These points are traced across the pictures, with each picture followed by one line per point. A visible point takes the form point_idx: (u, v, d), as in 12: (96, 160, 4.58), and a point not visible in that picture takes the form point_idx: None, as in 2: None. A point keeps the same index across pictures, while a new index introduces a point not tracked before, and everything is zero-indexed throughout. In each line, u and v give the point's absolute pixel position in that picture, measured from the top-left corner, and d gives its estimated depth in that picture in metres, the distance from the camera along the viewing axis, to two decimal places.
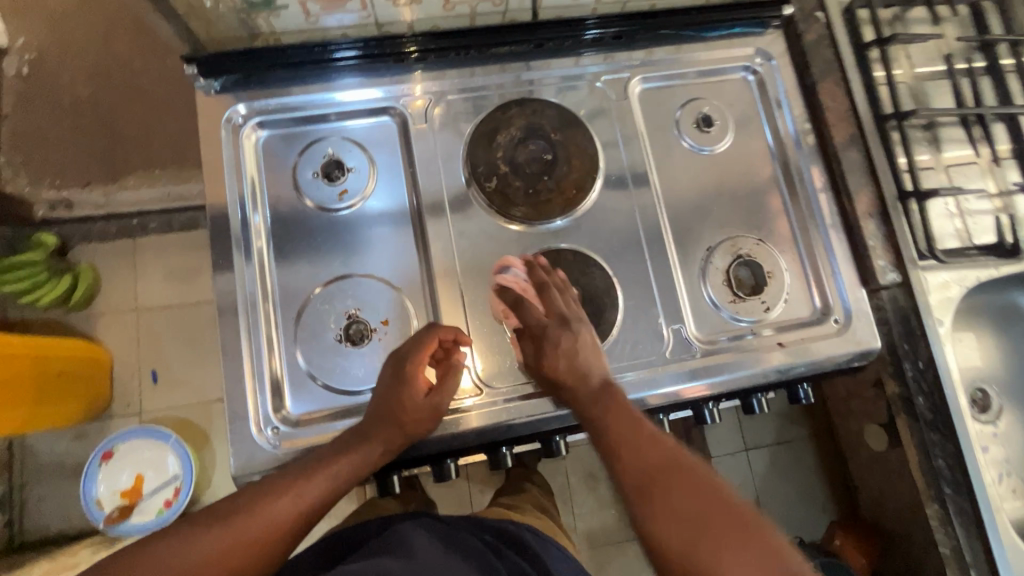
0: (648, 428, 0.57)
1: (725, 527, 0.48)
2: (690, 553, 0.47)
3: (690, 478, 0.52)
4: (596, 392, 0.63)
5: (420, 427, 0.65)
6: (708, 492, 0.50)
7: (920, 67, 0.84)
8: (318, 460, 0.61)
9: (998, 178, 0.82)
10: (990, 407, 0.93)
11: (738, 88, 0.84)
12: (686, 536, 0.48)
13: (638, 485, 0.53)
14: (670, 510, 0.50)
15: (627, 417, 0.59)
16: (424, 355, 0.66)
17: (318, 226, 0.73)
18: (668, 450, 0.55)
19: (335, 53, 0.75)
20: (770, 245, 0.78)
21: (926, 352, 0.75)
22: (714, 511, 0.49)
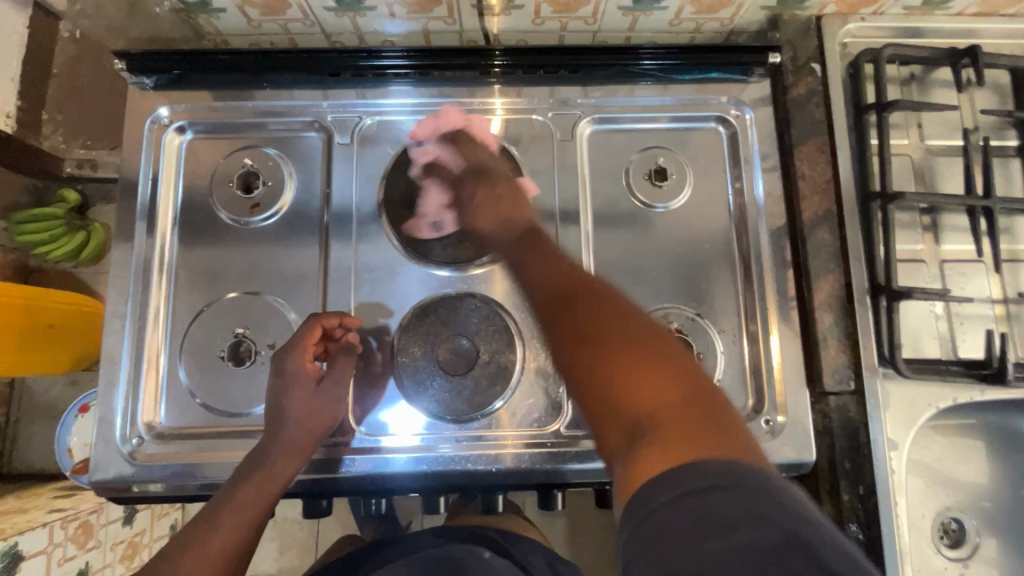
0: (565, 262, 0.52)
1: (621, 344, 0.43)
2: (586, 373, 0.43)
3: (592, 303, 0.46)
4: (520, 233, 0.60)
5: (319, 420, 0.63)
6: (611, 314, 0.45)
7: (931, 140, 0.72)
8: (227, 495, 0.60)
9: (1006, 282, 0.69)
10: (968, 540, 0.79)
11: (708, 140, 0.74)
12: (574, 345, 0.45)
13: (554, 322, 0.48)
14: (574, 333, 0.45)
15: (550, 257, 0.54)
16: (307, 344, 0.63)
17: (225, 238, 0.71)
18: (588, 279, 0.50)
19: (376, 61, 0.72)
20: (707, 324, 0.68)
21: (869, 476, 0.65)
22: (612, 328, 0.44)
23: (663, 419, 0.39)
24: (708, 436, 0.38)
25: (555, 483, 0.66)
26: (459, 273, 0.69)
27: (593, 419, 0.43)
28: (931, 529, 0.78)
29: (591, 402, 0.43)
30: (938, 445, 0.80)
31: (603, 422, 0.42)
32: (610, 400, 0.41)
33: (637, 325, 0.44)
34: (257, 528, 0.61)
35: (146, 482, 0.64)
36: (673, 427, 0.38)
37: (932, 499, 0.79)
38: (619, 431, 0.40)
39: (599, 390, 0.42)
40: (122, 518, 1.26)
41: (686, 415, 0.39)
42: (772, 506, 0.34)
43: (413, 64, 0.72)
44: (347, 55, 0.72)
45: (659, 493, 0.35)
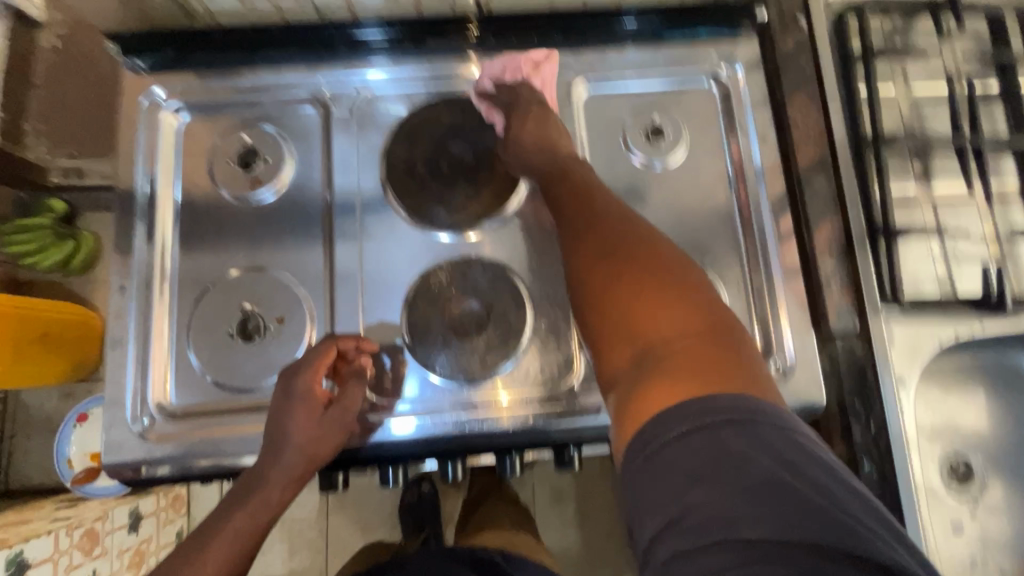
0: (604, 196, 0.54)
1: (649, 267, 0.46)
2: (607, 292, 0.46)
3: (622, 230, 0.49)
4: (558, 160, 0.60)
5: (323, 447, 0.62)
6: (641, 243, 0.48)
7: (918, 87, 0.74)
8: (221, 516, 0.61)
9: (999, 219, 0.71)
10: (972, 481, 0.80)
11: (702, 98, 0.74)
12: (590, 268, 0.48)
13: (578, 246, 0.50)
14: (595, 254, 0.48)
15: (580, 185, 0.56)
16: (319, 367, 0.62)
17: (228, 216, 0.71)
18: (615, 210, 0.52)
19: (366, 32, 0.73)
20: (711, 276, 0.69)
21: (879, 413, 0.66)
22: (640, 254, 0.47)
23: (677, 342, 0.42)
24: (711, 370, 0.40)
25: (569, 441, 0.66)
26: (462, 238, 0.69)
27: (600, 337, 0.46)
28: (937, 468, 0.79)
29: (606, 320, 0.45)
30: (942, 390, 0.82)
31: (612, 340, 0.45)
32: (627, 320, 0.44)
33: (657, 256, 0.47)
34: (245, 557, 0.61)
35: (159, 462, 0.63)
36: (676, 358, 0.41)
37: (937, 442, 0.81)
38: (629, 352, 0.43)
39: (615, 309, 0.45)
40: (128, 525, 1.24)
41: (695, 341, 0.42)
42: (793, 449, 0.37)
43: (403, 33, 0.73)
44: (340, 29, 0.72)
45: (666, 427, 0.38)
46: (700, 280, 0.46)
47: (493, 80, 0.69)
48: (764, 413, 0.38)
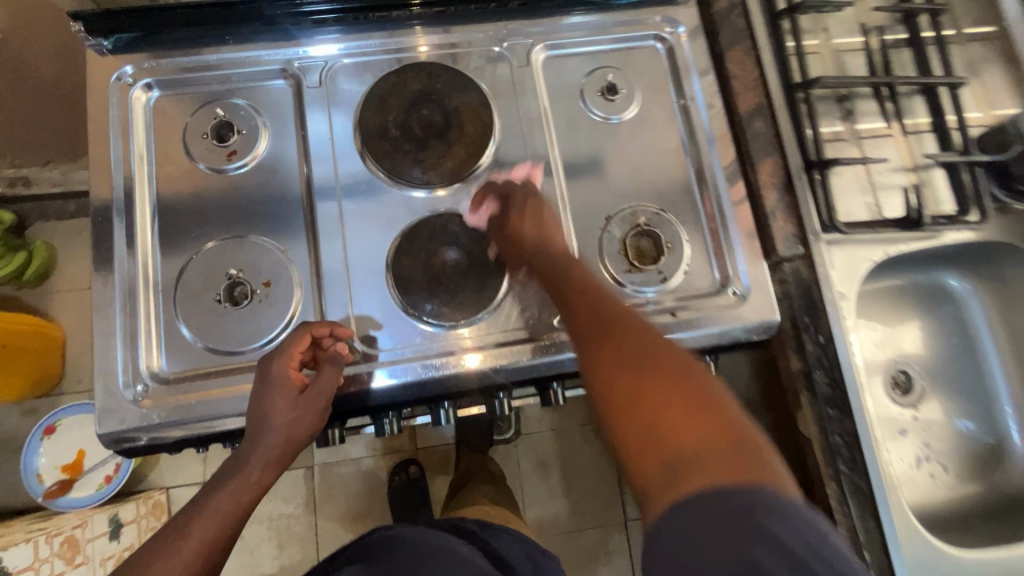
0: (607, 297, 0.56)
1: (676, 375, 0.45)
2: (632, 397, 0.45)
3: (646, 341, 0.49)
4: (562, 260, 0.63)
5: (301, 427, 0.64)
6: (662, 350, 0.48)
7: (837, 39, 0.83)
8: (207, 494, 0.64)
9: (914, 151, 0.80)
10: (913, 390, 0.89)
11: (650, 57, 0.81)
12: (608, 368, 0.48)
13: (594, 346, 0.51)
14: (612, 355, 0.49)
15: (590, 290, 0.58)
16: (293, 352, 0.64)
17: (206, 188, 0.73)
18: (626, 314, 0.54)
19: (307, 6, 0.74)
20: (671, 216, 0.75)
21: (827, 326, 0.74)
22: (666, 362, 0.47)
23: (710, 447, 0.40)
24: (740, 461, 0.39)
25: (552, 376, 0.72)
26: (438, 194, 0.73)
27: (624, 446, 0.44)
28: (879, 379, 0.89)
29: (631, 425, 0.44)
30: (883, 310, 0.91)
31: (637, 447, 0.43)
32: (653, 424, 0.43)
33: (672, 354, 0.47)
34: (226, 541, 0.63)
35: (155, 427, 0.64)
36: (704, 454, 0.40)
37: (880, 356, 0.91)
38: (654, 453, 0.42)
39: (640, 413, 0.44)
40: (109, 532, 1.21)
41: (727, 449, 0.40)
42: (818, 536, 0.36)
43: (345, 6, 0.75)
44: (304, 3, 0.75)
45: (686, 512, 0.37)
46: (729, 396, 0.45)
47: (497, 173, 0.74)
48: (792, 501, 0.37)
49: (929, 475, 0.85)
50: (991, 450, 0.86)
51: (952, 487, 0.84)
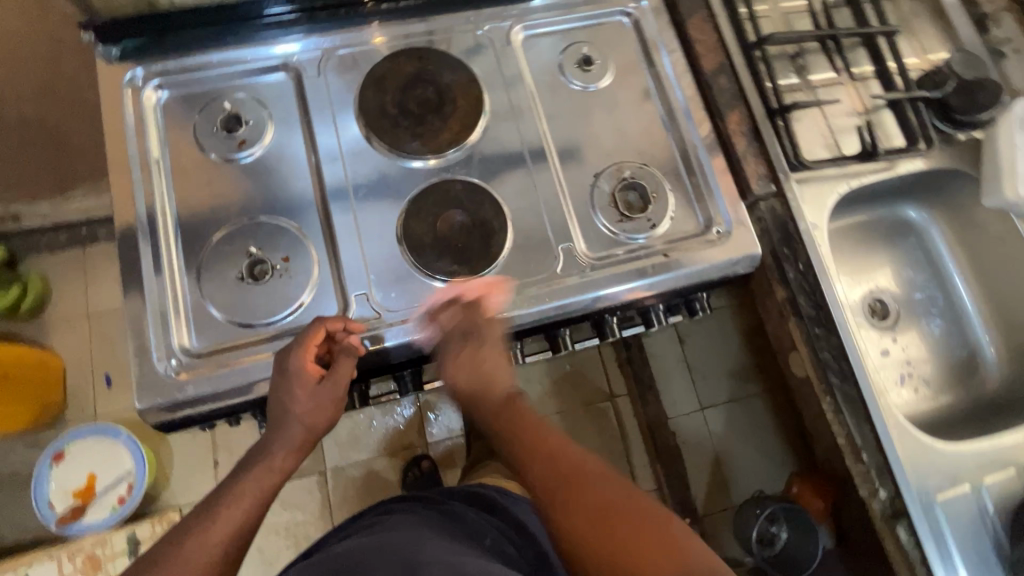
0: (560, 443, 0.67)
1: (637, 529, 0.58)
2: (613, 556, 0.57)
3: (605, 492, 0.61)
4: (501, 406, 0.71)
5: (319, 416, 0.68)
6: (621, 500, 0.61)
7: (784, 3, 0.92)
8: (236, 477, 0.68)
9: (863, 95, 0.89)
10: (889, 316, 0.97)
11: (618, 30, 0.89)
12: (586, 525, 0.59)
13: (563, 507, 0.61)
14: (585, 514, 0.59)
15: (536, 440, 0.67)
16: (309, 346, 0.67)
17: (219, 176, 0.77)
18: (580, 461, 0.65)
19: (267, 10, 0.82)
20: (654, 168, 0.82)
21: (804, 254, 0.81)
22: (628, 514, 0.59)
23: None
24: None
25: (560, 323, 0.78)
26: (436, 165, 0.79)
27: None
28: (858, 308, 0.97)
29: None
30: (853, 246, 0.99)
31: None
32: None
33: (633, 503, 0.60)
34: (254, 524, 0.66)
35: (190, 398, 0.67)
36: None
37: (856, 287, 0.98)
38: None
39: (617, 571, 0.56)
40: (126, 551, 1.25)
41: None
42: None
43: (302, 7, 0.83)
44: (298, 3, 0.82)
45: None
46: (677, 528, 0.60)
47: (447, 303, 0.72)
48: None
49: (913, 390, 0.93)
50: (966, 360, 0.94)
51: (935, 398, 0.92)
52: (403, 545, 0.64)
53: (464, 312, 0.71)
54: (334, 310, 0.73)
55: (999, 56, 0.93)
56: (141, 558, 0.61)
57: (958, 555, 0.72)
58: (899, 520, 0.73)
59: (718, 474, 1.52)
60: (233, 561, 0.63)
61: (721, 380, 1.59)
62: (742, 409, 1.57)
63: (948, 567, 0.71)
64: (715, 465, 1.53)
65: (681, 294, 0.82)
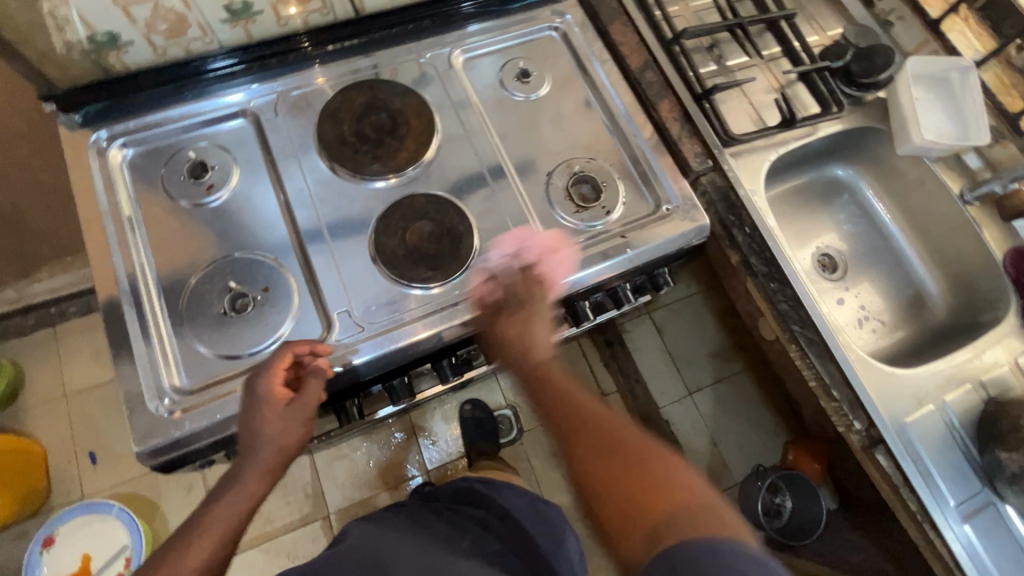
0: (580, 396, 0.67)
1: (637, 462, 0.58)
2: (609, 485, 0.57)
3: (612, 431, 0.62)
4: (534, 369, 0.71)
5: (290, 438, 0.68)
6: (627, 437, 0.61)
7: (694, 2, 1.02)
8: (205, 508, 0.67)
9: (777, 72, 0.98)
10: (837, 268, 1.05)
11: (549, 43, 0.97)
12: (592, 450, 0.60)
13: (573, 437, 0.63)
14: (591, 446, 0.61)
15: (559, 388, 0.68)
16: (277, 370, 0.67)
17: (193, 221, 0.80)
18: (595, 406, 0.66)
19: (214, 64, 0.87)
20: (601, 161, 0.89)
21: (748, 219, 0.87)
22: (632, 449, 0.60)
23: (672, 514, 0.52)
24: (706, 515, 0.51)
25: None
26: (397, 183, 0.84)
27: (614, 527, 0.55)
28: (809, 265, 1.04)
29: (608, 505, 0.56)
30: (794, 210, 1.07)
31: (620, 525, 0.54)
32: (630, 501, 0.55)
33: (639, 442, 0.61)
34: (227, 551, 0.66)
35: (186, 433, 0.68)
36: (679, 521, 0.51)
37: (805, 246, 1.06)
38: (639, 533, 0.52)
39: (616, 500, 0.56)
40: None
41: (697, 509, 0.52)
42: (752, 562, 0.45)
43: (249, 58, 0.88)
44: (246, 54, 0.88)
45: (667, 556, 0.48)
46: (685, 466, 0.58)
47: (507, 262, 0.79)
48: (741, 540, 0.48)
49: (871, 331, 1.00)
50: (912, 297, 1.02)
51: (890, 337, 1.00)
52: (380, 555, 0.66)
53: (518, 284, 0.75)
54: (319, 330, 0.76)
55: (888, 23, 1.02)
56: None
57: (935, 472, 0.77)
58: (878, 448, 0.78)
59: (715, 453, 1.56)
60: None
61: (702, 363, 1.64)
62: (727, 387, 1.62)
63: (929, 484, 0.77)
64: (713, 446, 1.57)
65: (645, 270, 0.87)
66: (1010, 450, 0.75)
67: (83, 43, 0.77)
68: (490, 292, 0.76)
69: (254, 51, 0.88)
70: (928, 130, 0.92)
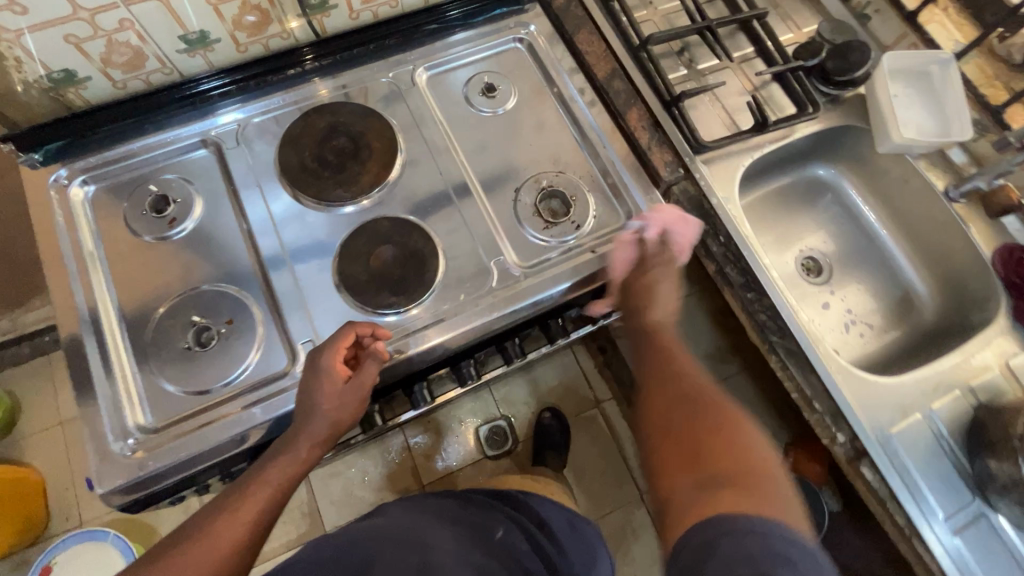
0: (682, 360, 0.73)
1: (716, 426, 0.63)
2: (678, 433, 0.64)
3: (701, 393, 0.67)
4: (643, 327, 0.78)
5: (343, 414, 0.69)
6: (713, 405, 0.66)
7: (663, 6, 1.00)
8: (260, 466, 0.67)
9: (750, 74, 0.95)
10: (822, 271, 1.02)
11: (514, 56, 0.95)
12: (671, 403, 0.67)
13: (658, 387, 0.70)
14: (671, 405, 0.67)
15: (662, 346, 0.76)
16: (339, 348, 0.70)
17: (158, 255, 0.80)
18: (691, 369, 0.72)
19: (201, 86, 0.87)
20: (570, 174, 0.87)
21: (723, 228, 0.85)
22: (713, 413, 0.65)
23: (727, 476, 0.57)
24: (759, 490, 0.55)
25: (504, 333, 0.81)
26: (363, 206, 0.83)
27: (666, 466, 0.62)
28: (794, 269, 1.02)
29: (670, 446, 0.63)
30: (776, 212, 1.05)
31: (676, 466, 0.61)
32: (693, 452, 0.61)
33: (721, 411, 0.65)
34: (277, 508, 0.66)
35: (150, 472, 0.68)
36: (736, 484, 0.56)
37: (788, 249, 1.04)
38: (689, 480, 0.59)
39: (680, 445, 0.63)
40: None
41: (757, 481, 0.56)
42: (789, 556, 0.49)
43: (233, 77, 0.88)
44: (228, 76, 0.88)
45: (714, 523, 0.52)
46: (761, 447, 0.61)
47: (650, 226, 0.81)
48: (786, 526, 0.52)
49: (859, 335, 0.97)
50: (901, 298, 0.99)
51: (879, 340, 0.97)
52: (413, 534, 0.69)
53: (650, 250, 0.79)
54: (283, 362, 0.75)
55: (866, 17, 0.99)
56: (179, 529, 0.64)
57: (922, 483, 0.75)
58: (862, 461, 0.76)
59: None
60: (259, 540, 0.64)
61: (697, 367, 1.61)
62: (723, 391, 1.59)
63: (916, 496, 0.74)
64: None
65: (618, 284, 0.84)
66: (1000, 459, 0.71)
67: (40, 81, 0.77)
68: (630, 252, 0.80)
69: (215, 80, 0.88)
70: (904, 128, 0.89)
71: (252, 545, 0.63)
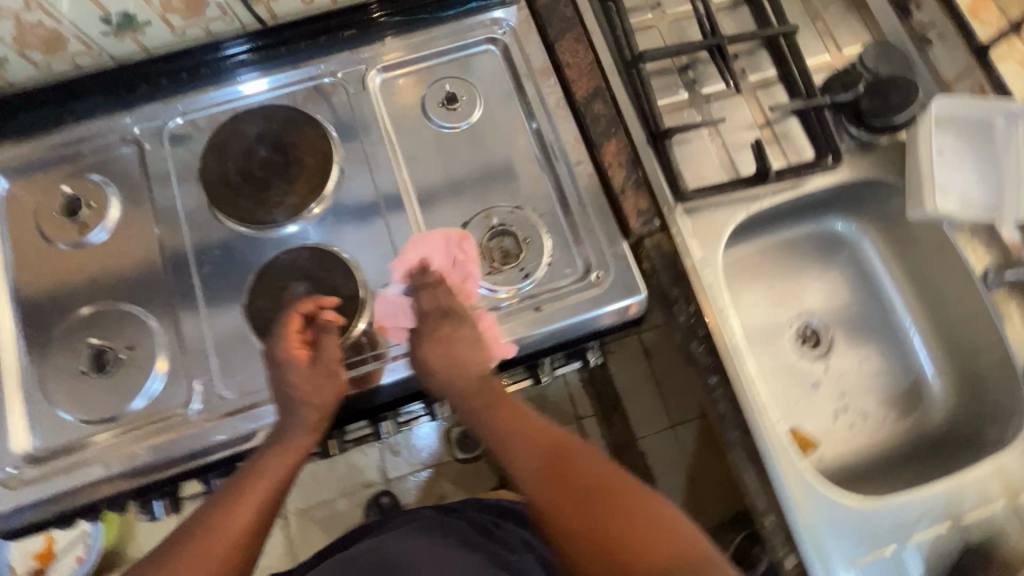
0: (538, 424, 0.61)
1: (633, 519, 0.53)
2: (596, 541, 0.52)
3: (589, 471, 0.56)
4: (475, 393, 0.63)
5: (322, 395, 0.64)
6: (610, 481, 0.56)
7: (672, 10, 0.84)
8: (256, 463, 0.62)
9: (764, 106, 0.79)
10: (822, 343, 0.87)
11: (486, 61, 0.81)
12: (565, 497, 0.55)
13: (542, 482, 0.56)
14: (576, 504, 0.54)
15: (513, 416, 0.61)
16: (291, 332, 0.65)
17: (67, 264, 0.74)
18: (555, 432, 0.60)
19: (228, 51, 0.80)
20: (527, 211, 0.74)
21: (696, 296, 0.74)
22: (616, 493, 0.55)
23: None
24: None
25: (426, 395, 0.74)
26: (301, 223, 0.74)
27: None
28: (790, 338, 0.87)
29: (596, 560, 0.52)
30: (779, 266, 0.89)
31: None
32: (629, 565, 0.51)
33: (624, 484, 0.56)
34: (278, 500, 0.62)
35: (26, 504, 0.65)
36: None
37: (786, 311, 0.89)
38: None
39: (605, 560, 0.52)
40: None
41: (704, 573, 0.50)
42: None
43: (260, 44, 0.81)
44: (255, 42, 0.81)
45: None
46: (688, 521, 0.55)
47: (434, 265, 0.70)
48: None
49: (848, 426, 0.84)
50: (908, 387, 0.85)
51: (870, 434, 0.83)
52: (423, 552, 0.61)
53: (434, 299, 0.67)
54: (178, 399, 0.69)
55: (926, 41, 0.80)
56: (172, 532, 0.58)
57: None
58: None
59: None
60: (263, 534, 0.59)
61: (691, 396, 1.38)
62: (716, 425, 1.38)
63: None
64: None
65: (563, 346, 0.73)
66: None
67: None
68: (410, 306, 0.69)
69: (219, 51, 0.80)
70: (941, 197, 0.73)
71: (255, 543, 0.59)
